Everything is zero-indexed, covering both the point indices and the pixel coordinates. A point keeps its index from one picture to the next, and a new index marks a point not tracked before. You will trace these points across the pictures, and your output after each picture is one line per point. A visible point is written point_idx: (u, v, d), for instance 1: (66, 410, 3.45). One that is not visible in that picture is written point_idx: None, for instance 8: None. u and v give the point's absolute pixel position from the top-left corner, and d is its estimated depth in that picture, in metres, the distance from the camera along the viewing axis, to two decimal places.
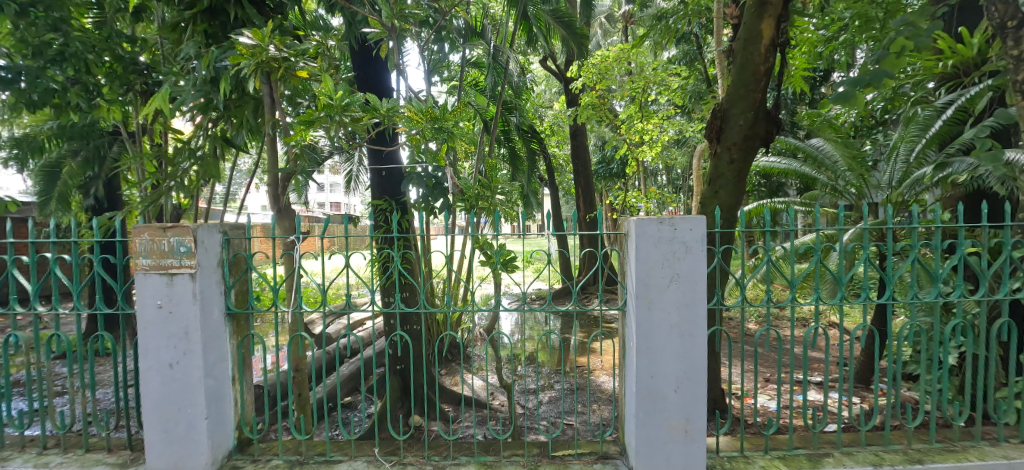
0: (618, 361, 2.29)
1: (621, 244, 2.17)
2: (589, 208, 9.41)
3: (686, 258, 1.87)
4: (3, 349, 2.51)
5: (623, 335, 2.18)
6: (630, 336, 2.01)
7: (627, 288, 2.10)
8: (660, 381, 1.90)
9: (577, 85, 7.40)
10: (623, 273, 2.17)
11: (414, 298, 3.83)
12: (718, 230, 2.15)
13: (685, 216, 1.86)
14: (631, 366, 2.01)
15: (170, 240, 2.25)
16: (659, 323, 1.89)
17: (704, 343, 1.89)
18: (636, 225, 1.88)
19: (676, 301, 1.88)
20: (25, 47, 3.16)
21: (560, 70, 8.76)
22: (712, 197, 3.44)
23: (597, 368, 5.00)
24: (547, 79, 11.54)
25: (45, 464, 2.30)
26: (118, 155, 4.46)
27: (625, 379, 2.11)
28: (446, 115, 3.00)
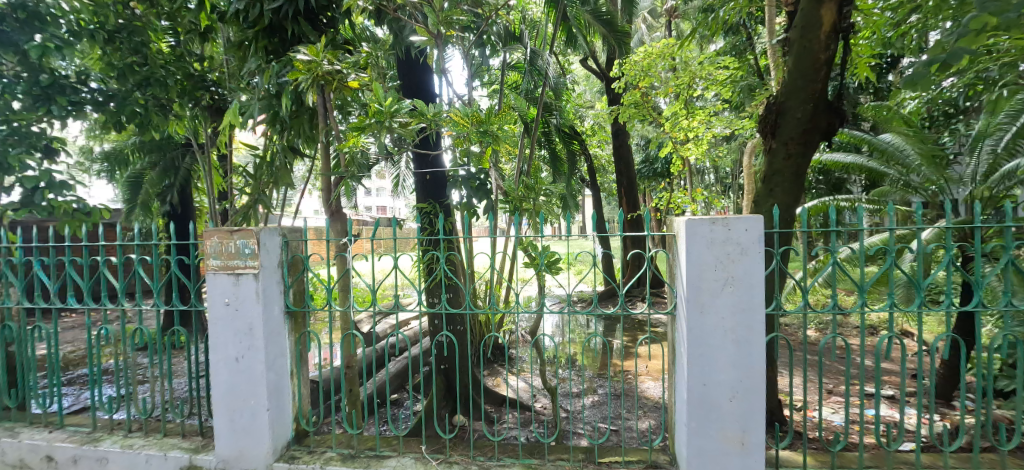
0: (668, 367, 2.22)
1: (670, 246, 2.10)
2: (633, 208, 9.22)
3: (741, 260, 1.79)
4: (96, 340, 2.76)
5: (672, 341, 2.11)
6: (680, 341, 1.95)
7: (676, 292, 2.04)
8: (713, 389, 1.83)
9: (619, 85, 7.27)
10: (673, 276, 2.10)
11: (459, 299, 3.89)
12: (777, 230, 2.03)
13: (740, 215, 1.77)
14: (682, 373, 1.94)
15: (237, 242, 2.41)
16: (712, 329, 1.82)
17: (761, 350, 1.80)
18: (688, 226, 1.82)
19: (731, 305, 1.80)
20: (112, 70, 3.62)
21: (601, 70, 8.64)
22: (767, 195, 3.28)
23: (643, 373, 4.88)
24: (588, 80, 11.42)
25: (130, 446, 2.51)
26: (190, 165, 4.84)
27: (676, 387, 2.05)
28: (492, 118, 2.99)
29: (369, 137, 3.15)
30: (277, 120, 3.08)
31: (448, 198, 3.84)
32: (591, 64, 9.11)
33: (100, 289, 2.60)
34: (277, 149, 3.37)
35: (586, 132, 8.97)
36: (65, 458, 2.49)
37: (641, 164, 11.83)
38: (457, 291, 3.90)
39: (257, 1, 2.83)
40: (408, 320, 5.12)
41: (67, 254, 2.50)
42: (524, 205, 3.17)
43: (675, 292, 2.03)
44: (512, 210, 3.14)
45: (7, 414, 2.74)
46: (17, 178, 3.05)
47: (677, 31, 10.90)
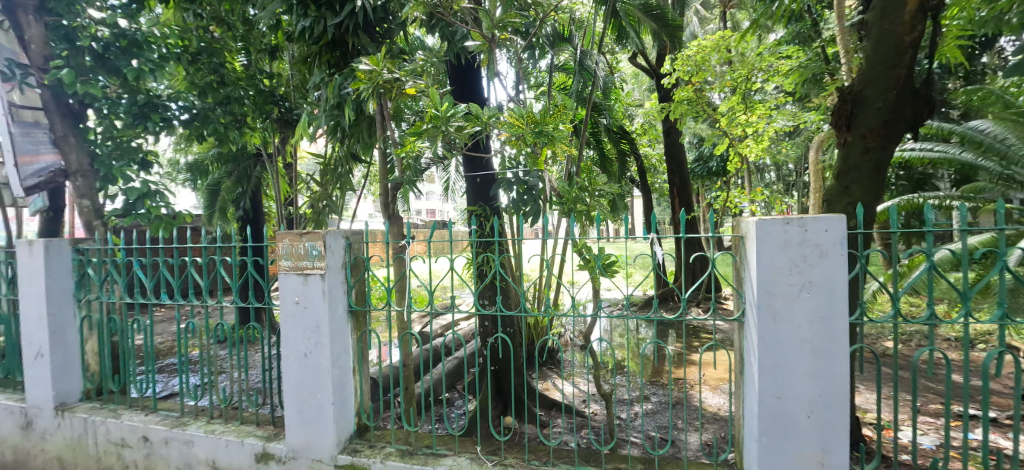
0: (735, 377, 2.10)
1: (737, 248, 2.00)
2: (687, 209, 8.87)
3: (820, 263, 1.66)
4: (184, 334, 3.01)
5: (740, 349, 2.00)
6: (751, 349, 1.84)
7: (744, 298, 1.93)
8: (788, 403, 1.71)
9: (671, 82, 7.02)
10: (740, 280, 1.99)
11: (512, 302, 3.90)
12: (861, 229, 1.86)
13: (819, 215, 1.65)
14: (752, 385, 1.83)
15: (306, 244, 2.56)
16: (788, 337, 1.70)
17: (843, 362, 1.66)
18: (758, 227, 1.71)
19: (808, 312, 1.68)
20: (194, 88, 3.87)
21: (652, 67, 8.39)
22: (843, 192, 3.03)
23: (700, 383, 4.68)
24: (637, 77, 11.12)
25: (212, 431, 2.71)
26: (260, 173, 5.19)
27: (745, 398, 1.94)
28: (547, 119, 2.97)
29: (424, 142, 3.24)
30: (340, 129, 3.23)
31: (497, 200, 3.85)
32: (641, 61, 8.86)
33: (188, 287, 2.84)
34: (338, 156, 3.53)
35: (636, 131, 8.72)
36: (158, 439, 2.73)
37: (694, 163, 11.38)
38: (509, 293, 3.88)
39: (322, 18, 2.98)
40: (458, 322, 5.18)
41: (160, 255, 2.75)
42: (579, 207, 3.13)
43: (744, 297, 1.92)
44: (566, 212, 3.12)
45: (108, 398, 3.01)
46: (123, 189, 3.47)
47: (732, 22, 10.39)
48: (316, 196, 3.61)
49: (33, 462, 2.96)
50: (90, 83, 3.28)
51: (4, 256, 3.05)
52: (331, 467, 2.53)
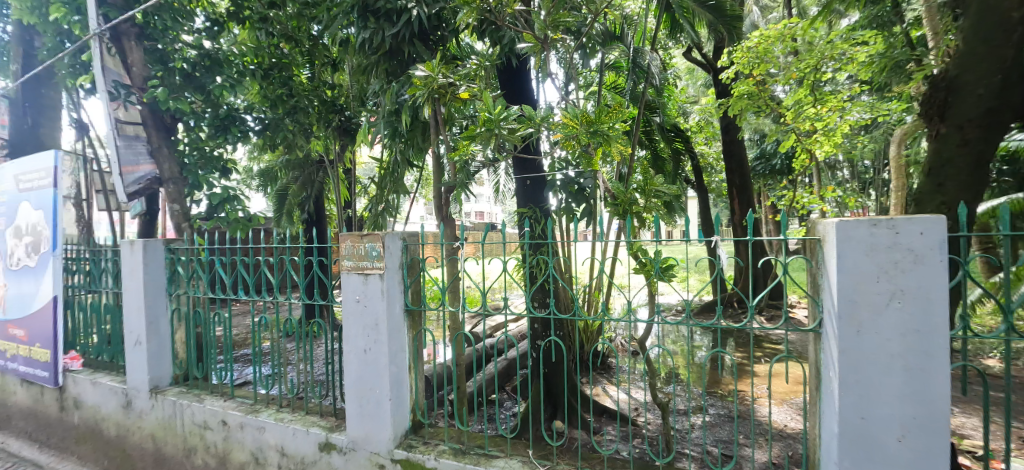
0: (810, 390, 1.98)
1: (813, 252, 1.88)
2: (745, 211, 8.46)
3: (913, 270, 1.53)
4: (257, 327, 3.23)
5: (815, 361, 1.89)
6: (829, 362, 1.74)
7: (821, 306, 1.82)
8: (873, 422, 1.59)
9: (728, 77, 6.75)
10: (815, 287, 1.87)
11: (568, 306, 3.85)
12: (965, 232, 1.66)
13: (912, 216, 1.52)
14: (830, 400, 1.72)
15: (366, 245, 2.72)
16: (873, 351, 1.59)
17: (941, 380, 1.51)
18: (838, 231, 1.62)
19: (898, 324, 1.56)
20: (267, 101, 4.24)
21: (707, 62, 8.08)
22: (937, 190, 3.20)
23: (762, 396, 4.44)
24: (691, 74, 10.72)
25: (281, 419, 2.91)
26: (323, 177, 5.53)
27: (822, 414, 1.82)
28: (603, 118, 2.95)
29: (477, 145, 3.33)
30: (397, 135, 3.39)
31: (548, 202, 3.84)
32: (696, 57, 8.57)
33: (262, 284, 3.06)
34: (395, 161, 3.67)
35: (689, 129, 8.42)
36: (235, 424, 2.96)
37: (754, 162, 10.82)
38: (563, 297, 3.84)
39: (381, 29, 3.14)
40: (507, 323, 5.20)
41: (239, 255, 2.99)
42: (634, 208, 3.13)
43: (821, 306, 1.81)
44: (621, 213, 3.14)
45: (193, 383, 3.30)
46: (207, 194, 4.05)
47: (797, 11, 9.78)
48: (380, 201, 3.83)
49: (131, 438, 3.30)
50: (180, 100, 3.70)
51: (111, 253, 3.44)
52: (387, 460, 2.64)
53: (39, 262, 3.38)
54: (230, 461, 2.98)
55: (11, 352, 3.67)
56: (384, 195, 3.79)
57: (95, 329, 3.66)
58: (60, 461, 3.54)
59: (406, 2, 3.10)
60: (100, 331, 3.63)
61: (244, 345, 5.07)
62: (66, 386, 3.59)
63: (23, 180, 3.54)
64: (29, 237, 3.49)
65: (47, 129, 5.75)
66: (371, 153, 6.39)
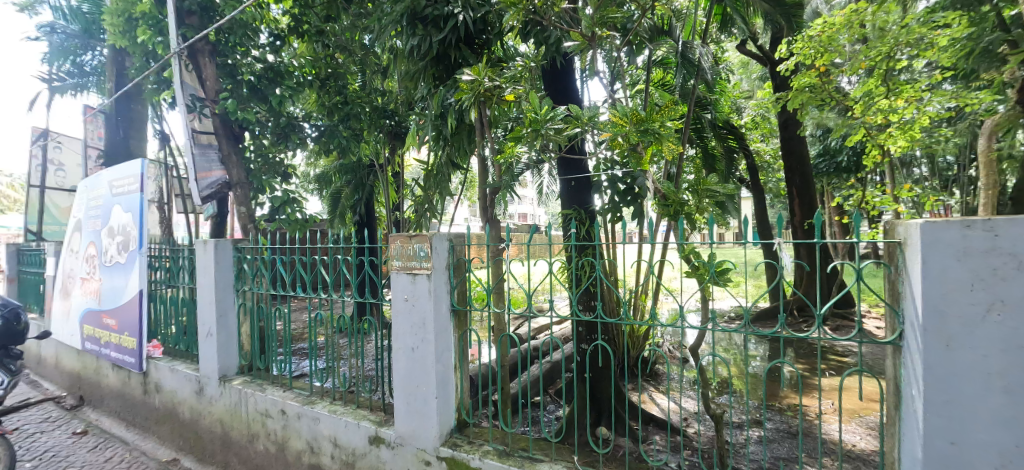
0: (888, 408, 1.80)
1: (891, 256, 1.69)
2: (807, 212, 7.92)
3: (1016, 278, 1.34)
4: (313, 323, 3.41)
5: (891, 376, 1.71)
6: (911, 379, 1.57)
7: (901, 316, 1.65)
8: (965, 449, 1.42)
9: (788, 69, 6.37)
10: (894, 295, 1.68)
11: (616, 310, 3.75)
12: None
13: (1015, 216, 1.33)
14: (911, 420, 1.56)
15: (414, 246, 2.81)
16: (965, 369, 1.42)
17: None
18: (924, 233, 1.47)
19: (997, 340, 1.37)
20: (323, 108, 4.48)
21: (764, 54, 7.66)
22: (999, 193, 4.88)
23: (827, 411, 4.12)
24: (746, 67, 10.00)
25: (335, 411, 3.06)
26: (373, 181, 5.44)
27: (901, 436, 1.65)
28: (653, 116, 2.88)
29: (522, 147, 3.37)
30: (443, 138, 3.48)
31: (593, 204, 3.73)
32: (752, 49, 8.15)
33: (318, 283, 3.24)
34: (440, 163, 3.75)
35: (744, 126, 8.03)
36: (293, 413, 3.15)
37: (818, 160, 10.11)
38: (611, 300, 3.74)
39: (428, 36, 3.25)
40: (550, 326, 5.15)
41: (298, 254, 3.18)
42: (686, 208, 3.00)
43: (901, 317, 1.63)
44: (672, 214, 3.03)
45: (257, 373, 3.53)
46: (269, 198, 4.62)
47: None
48: (423, 201, 3.91)
49: (203, 422, 3.59)
50: (247, 110, 4.15)
51: (187, 252, 3.76)
52: (433, 457, 2.70)
53: (128, 259, 3.76)
54: (288, 448, 3.17)
55: (104, 339, 4.10)
56: (430, 198, 3.89)
57: (173, 321, 4.02)
58: (143, 439, 3.91)
59: (453, 7, 3.16)
60: (177, 322, 3.97)
61: (301, 340, 5.36)
62: (149, 372, 3.95)
63: (116, 186, 3.96)
64: (120, 236, 3.89)
65: (135, 140, 6.45)
66: (417, 156, 6.55)
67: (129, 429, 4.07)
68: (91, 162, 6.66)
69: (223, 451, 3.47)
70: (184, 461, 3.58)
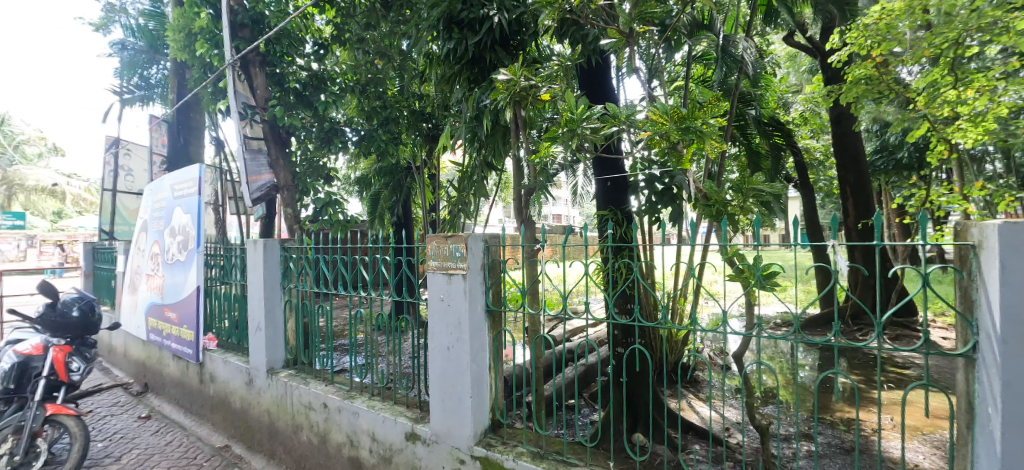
0: (957, 427, 1.64)
1: (962, 260, 1.53)
2: (865, 212, 7.40)
3: None
4: (354, 320, 3.52)
5: (963, 391, 1.56)
6: (986, 396, 1.42)
7: (974, 328, 1.49)
8: None
9: (842, 61, 5.99)
10: (967, 303, 1.52)
11: (653, 313, 3.64)
12: None
13: None
14: (986, 441, 1.42)
15: (451, 246, 2.85)
16: None
17: None
18: (1002, 235, 1.33)
19: None
20: (364, 113, 4.63)
21: (816, 45, 7.21)
22: None
23: (886, 427, 3.82)
24: (794, 59, 9.17)
25: (373, 406, 3.16)
26: (410, 183, 5.52)
27: (974, 458, 1.50)
28: (695, 113, 2.75)
29: (557, 148, 3.36)
30: (477, 139, 3.52)
31: (630, 205, 3.64)
32: (801, 41, 7.73)
33: (358, 282, 3.35)
34: (474, 165, 3.78)
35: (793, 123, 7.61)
36: (334, 407, 3.27)
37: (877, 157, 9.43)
38: (648, 303, 3.66)
39: (464, 39, 3.30)
40: (585, 328, 5.09)
41: (339, 254, 3.30)
42: (729, 208, 2.88)
43: (975, 327, 1.48)
44: (714, 214, 2.90)
45: (301, 367, 3.70)
46: (313, 199, 4.92)
47: None
48: (459, 202, 3.97)
49: (252, 412, 3.80)
50: (293, 116, 4.48)
51: (240, 250, 4.01)
52: (467, 456, 2.73)
53: (187, 257, 4.04)
54: (329, 440, 3.30)
55: (166, 331, 4.42)
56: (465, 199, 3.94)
57: (227, 315, 4.27)
58: (199, 425, 4.19)
59: (489, 10, 3.21)
60: (230, 317, 4.22)
61: (342, 336, 5.57)
62: (205, 363, 4.23)
63: (177, 189, 4.27)
64: (180, 235, 4.19)
65: (195, 146, 6.97)
66: (453, 158, 6.66)
67: (188, 416, 4.37)
68: (156, 167, 7.21)
69: (270, 440, 3.66)
70: (236, 448, 3.81)
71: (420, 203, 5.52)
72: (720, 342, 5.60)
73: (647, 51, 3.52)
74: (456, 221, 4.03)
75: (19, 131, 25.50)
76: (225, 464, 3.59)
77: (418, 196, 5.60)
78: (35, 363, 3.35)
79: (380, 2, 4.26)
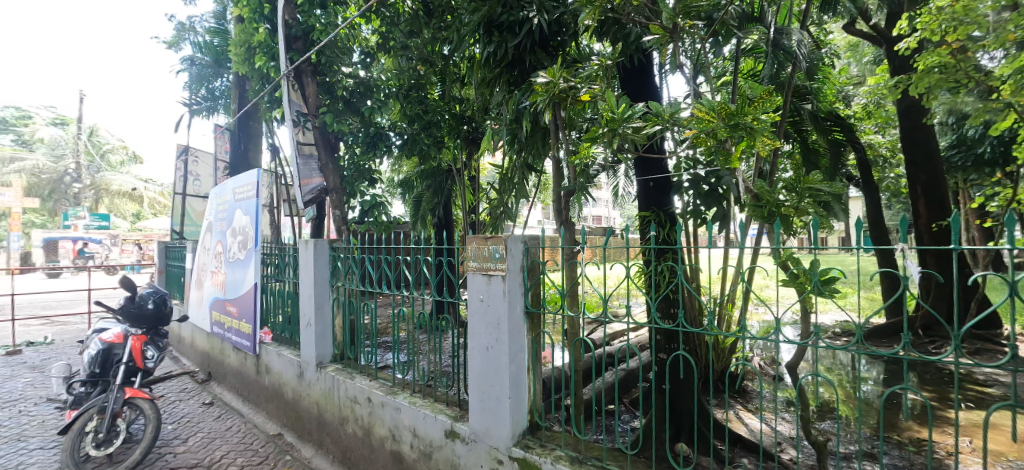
0: None
1: None
2: (940, 213, 6.76)
3: None
4: (396, 318, 3.63)
5: None
6: None
7: None
8: None
9: (912, 48, 5.52)
10: None
11: (698, 319, 3.49)
12: None
13: None
14: None
15: (490, 248, 2.87)
16: None
17: None
18: None
19: None
20: (408, 118, 4.76)
21: (880, 32, 6.61)
22: None
23: (965, 451, 3.45)
24: (856, 47, 8.25)
25: (414, 403, 3.24)
26: (452, 185, 5.61)
27: None
28: (745, 109, 2.59)
29: (598, 148, 3.30)
30: (516, 141, 3.54)
31: (674, 206, 3.53)
32: (865, 29, 7.19)
33: (401, 281, 3.44)
34: (514, 166, 3.81)
35: (856, 117, 7.06)
36: (378, 402, 3.39)
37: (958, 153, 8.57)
38: (692, 308, 3.54)
39: (504, 42, 3.32)
40: (625, 332, 4.98)
41: (384, 254, 3.42)
42: (782, 209, 2.69)
43: None
44: (766, 215, 2.71)
45: (347, 362, 3.87)
46: (360, 201, 5.13)
47: None
48: (499, 204, 4.01)
49: (303, 403, 4.01)
50: (342, 122, 4.79)
51: (293, 250, 4.25)
52: (505, 457, 2.73)
53: (247, 255, 4.33)
54: (372, 433, 3.42)
55: (227, 324, 4.76)
56: (505, 201, 3.97)
57: (281, 311, 4.52)
58: (256, 413, 4.48)
59: (528, 12, 3.24)
60: (284, 313, 4.47)
61: (386, 333, 5.77)
62: (261, 355, 4.51)
63: (238, 192, 4.59)
64: (240, 235, 4.50)
65: (252, 152, 7.54)
66: (493, 160, 6.74)
67: (246, 404, 4.69)
68: (220, 172, 7.81)
69: (318, 430, 3.85)
70: (287, 436, 4.06)
71: (460, 205, 5.62)
72: (772, 351, 5.29)
73: (692, 47, 3.39)
74: (496, 223, 4.08)
75: (107, 141, 28.24)
76: (277, 451, 3.84)
77: (459, 198, 5.71)
78: (116, 350, 3.78)
79: (423, 10, 4.42)
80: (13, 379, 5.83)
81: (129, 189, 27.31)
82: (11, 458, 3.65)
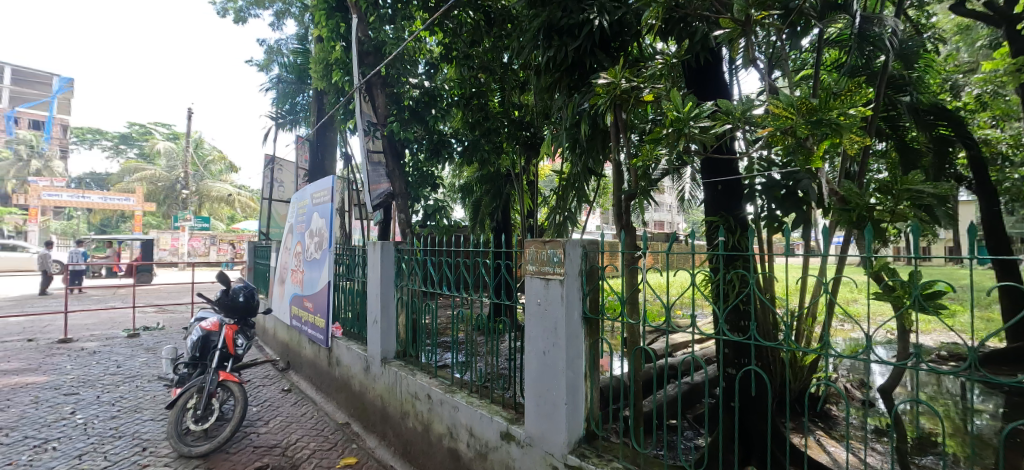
0: None
1: None
2: None
3: None
4: (457, 319, 3.73)
5: None
6: None
7: None
8: None
9: None
10: None
11: (774, 334, 3.22)
12: None
13: None
14: None
15: (548, 251, 2.87)
16: None
17: None
18: None
19: None
20: (471, 124, 4.91)
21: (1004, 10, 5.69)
22: None
23: None
24: (968, 30, 7.19)
25: (471, 402, 3.31)
26: (510, 190, 5.64)
27: None
28: (829, 104, 2.35)
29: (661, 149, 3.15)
30: (574, 145, 3.52)
31: (745, 212, 3.30)
32: (983, 8, 6.22)
33: (461, 283, 3.52)
34: (574, 172, 3.77)
35: (969, 109, 6.12)
36: (436, 399, 3.50)
37: None
38: (767, 321, 3.27)
39: (563, 46, 3.29)
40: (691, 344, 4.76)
41: (446, 256, 3.53)
42: (874, 213, 2.38)
43: None
44: (853, 220, 2.43)
45: (409, 360, 4.04)
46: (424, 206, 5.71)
47: None
48: (557, 208, 4.00)
49: (369, 395, 4.25)
50: (408, 131, 5.17)
51: (363, 251, 4.53)
52: (560, 463, 2.69)
53: (324, 255, 4.70)
54: (431, 429, 3.54)
55: (306, 318, 5.16)
56: (563, 205, 3.95)
57: (351, 308, 4.83)
58: (328, 402, 4.83)
59: (588, 14, 3.21)
60: (354, 310, 4.77)
61: (446, 334, 5.95)
62: (333, 348, 4.85)
63: (317, 197, 4.96)
64: (319, 237, 4.86)
65: (329, 161, 8.28)
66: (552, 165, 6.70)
67: (319, 393, 5.06)
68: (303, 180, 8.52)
69: (382, 423, 4.06)
70: (354, 426, 4.33)
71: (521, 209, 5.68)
72: (862, 373, 4.73)
73: (764, 40, 3.15)
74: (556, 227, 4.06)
75: None
76: (345, 438, 4.11)
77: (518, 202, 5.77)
78: (213, 337, 4.28)
79: (484, 20, 4.65)
80: (133, 359, 6.76)
81: (228, 196, 30.60)
82: (130, 427, 4.24)
